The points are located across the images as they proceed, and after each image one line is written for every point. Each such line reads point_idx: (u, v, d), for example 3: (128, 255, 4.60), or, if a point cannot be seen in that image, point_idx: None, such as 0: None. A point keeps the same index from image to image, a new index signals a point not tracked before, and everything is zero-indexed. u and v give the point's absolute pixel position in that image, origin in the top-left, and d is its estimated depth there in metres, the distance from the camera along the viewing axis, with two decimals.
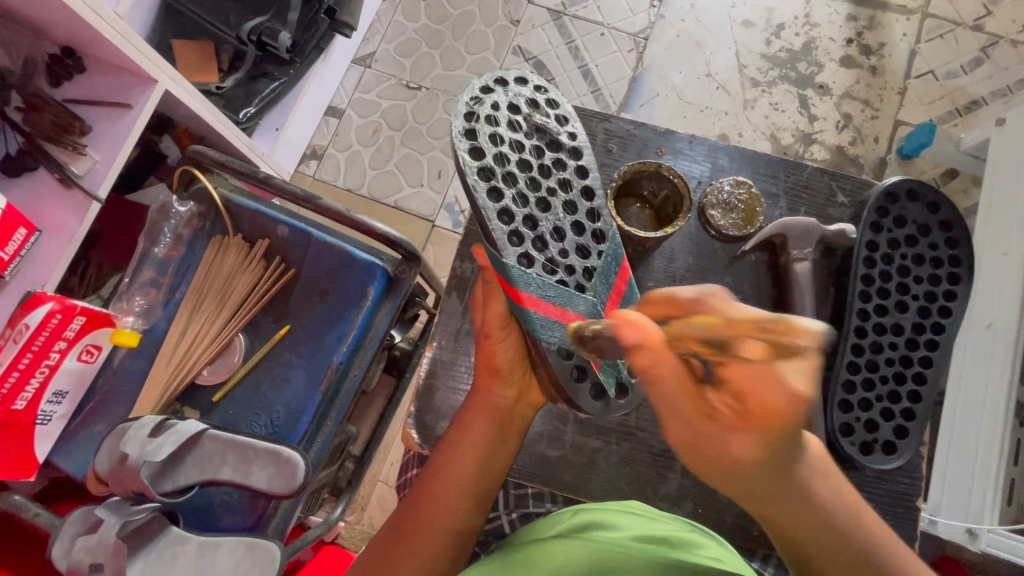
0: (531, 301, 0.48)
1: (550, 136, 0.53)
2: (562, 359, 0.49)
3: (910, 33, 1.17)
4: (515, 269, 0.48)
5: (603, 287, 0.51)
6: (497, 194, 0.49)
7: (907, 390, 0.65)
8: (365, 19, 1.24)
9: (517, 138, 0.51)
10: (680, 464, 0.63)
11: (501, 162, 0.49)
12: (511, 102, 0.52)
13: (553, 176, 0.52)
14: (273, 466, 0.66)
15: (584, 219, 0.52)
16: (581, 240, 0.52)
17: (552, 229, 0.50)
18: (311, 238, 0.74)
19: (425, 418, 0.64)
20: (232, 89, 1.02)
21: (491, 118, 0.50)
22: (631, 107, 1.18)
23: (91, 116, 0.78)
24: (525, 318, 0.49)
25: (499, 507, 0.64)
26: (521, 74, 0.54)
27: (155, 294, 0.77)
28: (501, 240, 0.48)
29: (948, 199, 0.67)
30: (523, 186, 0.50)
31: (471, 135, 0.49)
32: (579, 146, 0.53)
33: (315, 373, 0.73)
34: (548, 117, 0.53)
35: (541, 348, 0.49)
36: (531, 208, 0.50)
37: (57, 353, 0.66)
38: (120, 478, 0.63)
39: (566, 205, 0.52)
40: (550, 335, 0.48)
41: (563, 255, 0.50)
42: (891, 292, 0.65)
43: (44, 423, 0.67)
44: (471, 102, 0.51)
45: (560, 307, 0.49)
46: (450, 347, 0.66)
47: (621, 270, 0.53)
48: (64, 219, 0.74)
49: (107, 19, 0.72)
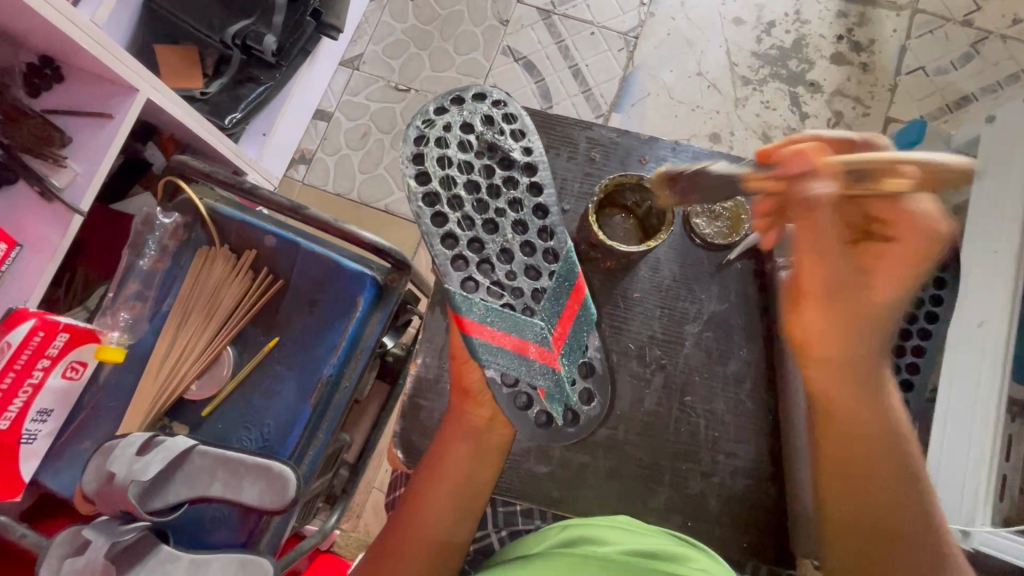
0: (473, 327, 0.49)
1: (501, 153, 0.54)
2: (505, 389, 0.51)
3: (900, 29, 1.16)
4: (458, 295, 0.49)
5: (551, 309, 0.52)
6: (442, 219, 0.50)
7: None
8: (352, 20, 1.22)
9: (466, 159, 0.52)
10: (670, 477, 0.62)
11: (447, 185, 0.51)
12: (464, 121, 0.53)
13: (503, 196, 0.53)
14: (264, 481, 0.65)
15: (533, 237, 0.53)
16: (531, 261, 0.53)
17: (499, 250, 0.52)
18: (299, 247, 0.73)
19: (414, 434, 0.63)
20: (216, 94, 1.00)
21: (441, 139, 0.52)
22: (622, 107, 1.17)
23: (71, 127, 0.77)
24: (469, 345, 0.50)
25: (488, 527, 0.64)
26: (479, 90, 0.55)
27: (141, 307, 0.76)
28: (444, 265, 0.49)
29: None
30: (468, 209, 0.51)
31: (418, 160, 0.51)
32: (533, 162, 0.55)
33: (305, 386, 0.72)
34: (501, 133, 0.54)
35: (486, 376, 0.51)
36: (476, 231, 0.51)
37: (40, 371, 0.65)
38: (108, 497, 0.62)
39: (515, 224, 0.53)
40: (494, 362, 0.50)
41: (511, 277, 0.52)
42: None
43: (29, 441, 0.66)
44: (422, 124, 0.52)
45: (504, 332, 0.50)
46: (434, 364, 0.65)
47: (573, 288, 0.54)
48: (45, 232, 0.72)
49: (85, 29, 0.70)
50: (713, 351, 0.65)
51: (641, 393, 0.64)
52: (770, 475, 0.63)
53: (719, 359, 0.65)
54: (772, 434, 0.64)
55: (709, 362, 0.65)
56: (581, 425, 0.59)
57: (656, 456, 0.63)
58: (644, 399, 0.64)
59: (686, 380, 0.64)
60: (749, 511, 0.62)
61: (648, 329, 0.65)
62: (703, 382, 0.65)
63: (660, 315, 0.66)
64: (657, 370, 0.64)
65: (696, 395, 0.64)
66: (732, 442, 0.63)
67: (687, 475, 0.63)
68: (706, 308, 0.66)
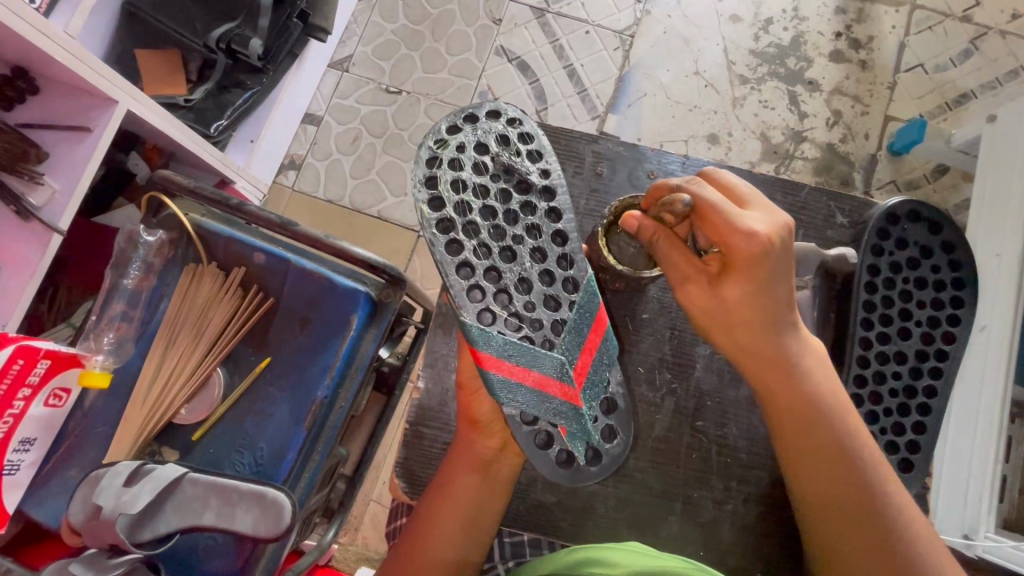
0: (491, 362, 0.47)
1: (518, 176, 0.52)
2: (526, 426, 0.49)
3: (899, 25, 1.15)
4: (475, 328, 0.47)
5: (573, 342, 0.50)
6: (458, 247, 0.48)
7: (912, 421, 0.63)
8: (341, 21, 1.19)
9: (482, 182, 0.50)
10: (682, 505, 0.61)
11: (463, 211, 0.49)
12: (478, 141, 0.51)
13: (520, 222, 0.51)
14: (258, 508, 0.63)
15: (553, 266, 0.51)
16: (551, 290, 0.51)
17: (516, 279, 0.50)
18: (289, 264, 0.70)
19: (415, 463, 0.61)
20: (201, 101, 0.96)
21: (454, 161, 0.50)
22: (619, 108, 1.15)
23: (49, 143, 0.74)
24: (487, 381, 0.48)
25: (495, 557, 0.63)
26: (493, 108, 0.53)
27: (126, 328, 0.73)
28: (459, 295, 0.47)
29: (952, 219, 0.66)
30: (485, 236, 0.49)
31: (431, 183, 0.49)
32: (552, 185, 0.52)
33: (298, 409, 0.70)
34: (518, 155, 0.52)
35: (505, 413, 0.48)
36: (493, 259, 0.49)
37: (21, 400, 0.63)
38: (94, 531, 0.59)
39: (533, 252, 0.51)
40: (514, 399, 0.47)
41: (529, 309, 0.50)
42: (894, 319, 0.64)
43: (12, 472, 0.64)
44: (435, 145, 0.51)
45: (523, 367, 0.48)
46: (436, 391, 0.62)
47: (595, 320, 0.51)
48: (24, 253, 0.70)
49: (58, 39, 0.67)
50: (724, 373, 0.63)
51: (651, 418, 0.62)
52: (782, 501, 0.61)
53: (731, 381, 0.63)
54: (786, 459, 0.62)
55: (721, 385, 0.63)
56: (604, 464, 0.53)
57: (667, 483, 0.61)
58: (653, 424, 0.62)
59: (697, 405, 0.63)
60: (761, 538, 0.61)
61: (657, 351, 0.63)
62: (715, 406, 0.63)
63: (669, 337, 0.63)
64: (667, 394, 0.63)
65: (707, 419, 0.62)
66: (744, 468, 0.62)
67: (698, 503, 0.61)
68: None
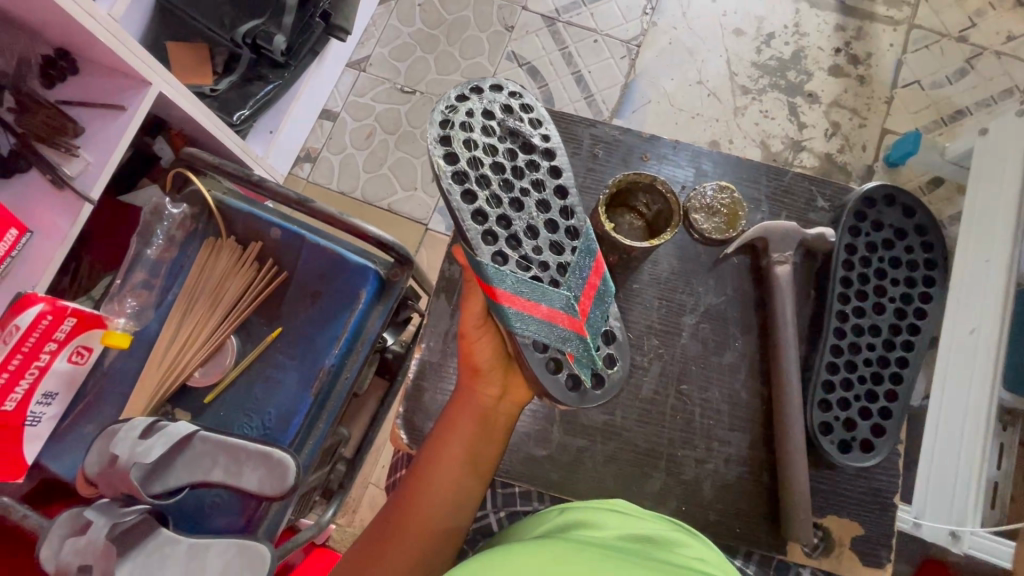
0: (505, 297, 0.50)
1: (522, 138, 0.55)
2: (538, 352, 0.52)
3: (896, 43, 1.19)
4: (489, 267, 0.50)
5: (576, 281, 0.53)
6: (472, 197, 0.51)
7: (884, 389, 0.65)
8: (360, 24, 1.25)
9: (491, 143, 0.53)
10: (665, 463, 0.64)
11: (475, 165, 0.52)
12: (485, 109, 0.54)
13: (526, 177, 0.54)
14: (264, 467, 0.66)
15: (556, 216, 0.54)
16: (555, 238, 0.53)
17: (525, 227, 0.53)
18: (304, 240, 0.74)
19: (417, 418, 0.64)
20: (226, 91, 1.01)
21: (465, 124, 0.52)
22: (624, 113, 1.19)
23: (85, 118, 0.78)
24: (500, 314, 0.51)
25: (487, 507, 0.67)
26: (496, 81, 0.56)
27: (148, 295, 0.77)
28: (476, 239, 0.50)
29: (923, 204, 0.68)
30: (496, 188, 0.52)
31: (445, 142, 0.51)
32: (552, 148, 0.55)
33: (306, 376, 0.73)
34: (521, 121, 0.55)
35: (518, 342, 0.52)
36: (504, 209, 0.52)
37: (47, 354, 0.66)
38: (109, 479, 0.63)
39: (538, 204, 0.54)
40: (526, 330, 0.51)
41: (537, 252, 0.53)
42: (868, 294, 0.66)
43: (34, 424, 0.68)
44: (446, 110, 0.53)
45: (533, 302, 0.51)
46: (437, 349, 0.66)
47: (595, 264, 0.55)
48: (57, 220, 0.74)
49: (103, 22, 0.72)
50: (709, 342, 0.66)
51: (639, 381, 0.65)
52: (763, 463, 0.64)
53: (715, 349, 0.66)
54: (763, 424, 0.65)
55: (705, 353, 0.66)
56: (604, 390, 0.55)
57: (653, 442, 0.64)
58: (640, 386, 0.65)
59: (682, 370, 0.66)
60: (743, 502, 0.63)
61: (646, 319, 0.66)
62: (699, 373, 0.66)
63: (658, 307, 0.67)
64: (654, 359, 0.66)
65: (691, 384, 0.65)
66: (727, 431, 0.65)
67: (681, 461, 0.64)
68: (704, 301, 0.67)
